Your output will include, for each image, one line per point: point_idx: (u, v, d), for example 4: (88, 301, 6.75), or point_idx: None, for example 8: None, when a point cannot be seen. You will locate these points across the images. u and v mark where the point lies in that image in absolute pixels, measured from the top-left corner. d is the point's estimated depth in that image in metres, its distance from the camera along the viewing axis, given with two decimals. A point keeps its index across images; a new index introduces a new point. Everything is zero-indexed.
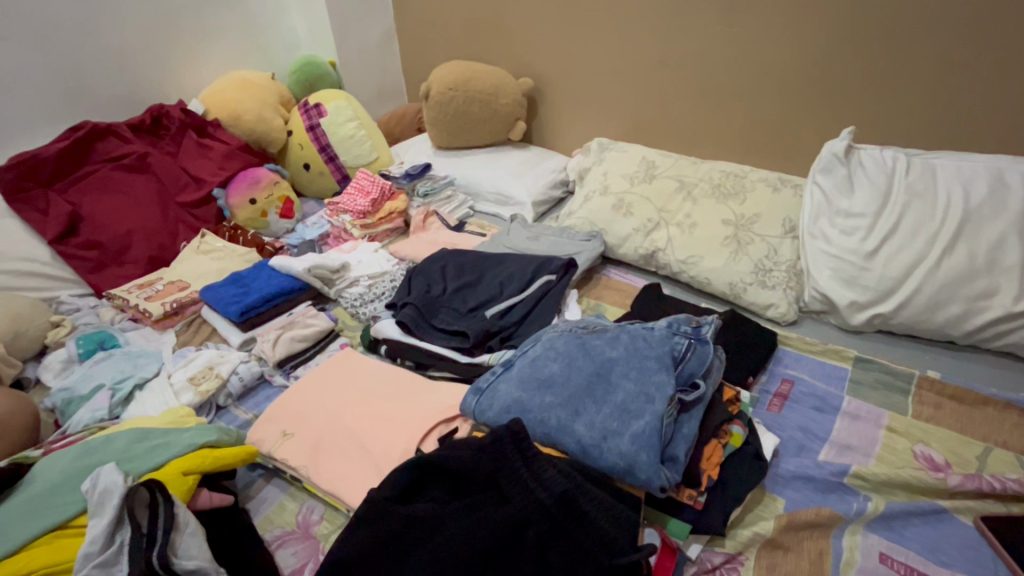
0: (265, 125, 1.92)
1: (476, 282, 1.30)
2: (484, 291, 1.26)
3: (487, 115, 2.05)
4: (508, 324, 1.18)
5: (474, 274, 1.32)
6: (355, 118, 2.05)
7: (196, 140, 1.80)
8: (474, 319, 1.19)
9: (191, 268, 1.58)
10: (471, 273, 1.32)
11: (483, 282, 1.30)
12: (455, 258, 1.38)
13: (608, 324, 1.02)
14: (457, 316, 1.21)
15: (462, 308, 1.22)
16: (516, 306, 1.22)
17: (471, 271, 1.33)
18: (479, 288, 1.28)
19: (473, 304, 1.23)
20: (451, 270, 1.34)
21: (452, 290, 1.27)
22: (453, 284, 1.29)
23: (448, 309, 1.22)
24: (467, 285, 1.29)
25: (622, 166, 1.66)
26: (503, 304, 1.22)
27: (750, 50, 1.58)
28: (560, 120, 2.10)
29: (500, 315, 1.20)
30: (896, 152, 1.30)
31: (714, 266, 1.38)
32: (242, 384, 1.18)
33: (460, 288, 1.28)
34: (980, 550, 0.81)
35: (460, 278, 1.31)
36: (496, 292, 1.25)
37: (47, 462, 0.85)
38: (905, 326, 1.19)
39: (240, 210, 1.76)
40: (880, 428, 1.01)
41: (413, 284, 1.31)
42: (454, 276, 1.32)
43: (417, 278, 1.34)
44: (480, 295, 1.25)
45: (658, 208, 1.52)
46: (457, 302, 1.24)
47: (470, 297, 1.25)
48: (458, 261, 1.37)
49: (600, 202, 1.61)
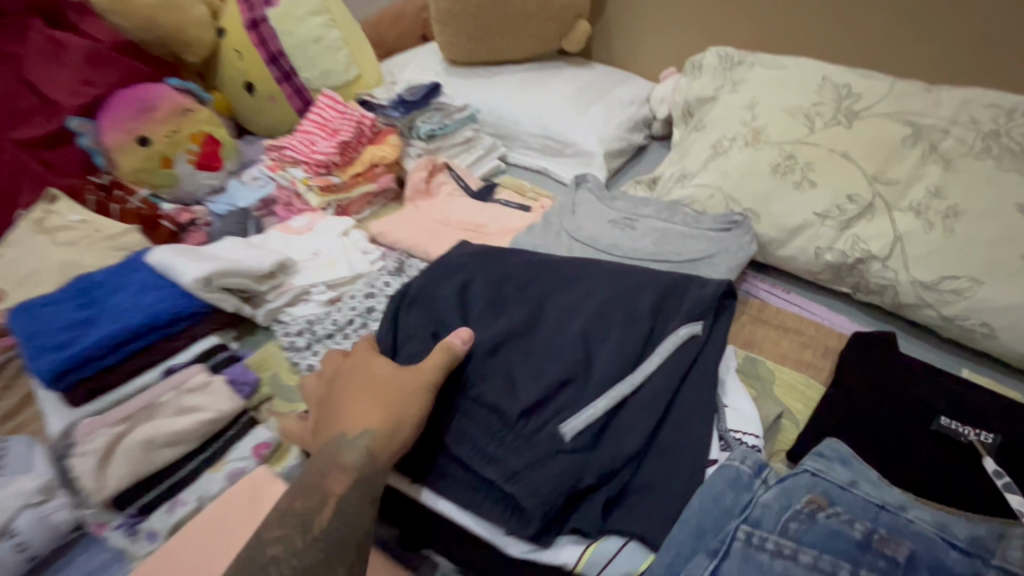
0: (178, 12, 1.14)
1: (533, 343, 0.63)
2: (553, 369, 0.59)
3: (531, 7, 1.27)
4: (610, 471, 0.53)
5: (528, 321, 0.64)
6: (324, 11, 1.31)
7: (44, 32, 1.06)
8: (534, 451, 0.53)
9: (20, 258, 0.90)
10: (522, 316, 0.65)
11: (547, 342, 0.62)
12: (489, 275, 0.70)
13: (950, 549, 0.42)
14: (497, 436, 0.55)
15: (508, 413, 0.56)
16: (624, 420, 0.56)
17: (522, 310, 0.66)
18: (540, 358, 0.61)
19: (529, 403, 0.56)
20: (481, 302, 0.66)
21: (481, 358, 0.60)
22: (486, 342, 0.61)
23: (474, 416, 0.57)
24: (515, 347, 0.62)
25: (785, 92, 0.92)
26: (597, 413, 0.56)
27: None
28: (642, 17, 1.30)
29: (592, 442, 0.54)
30: None
31: (1007, 303, 0.68)
32: (27, 557, 0.55)
33: (501, 354, 0.61)
34: None
35: (499, 327, 0.63)
36: (578, 376, 0.59)
37: None
38: None
39: (123, 157, 1.05)
40: None
41: (401, 336, 0.64)
42: (488, 319, 0.64)
43: (410, 312, 0.67)
44: (544, 381, 0.58)
45: (870, 175, 0.80)
46: (495, 395, 0.57)
47: (523, 381, 0.58)
48: (494, 282, 0.69)
49: (744, 157, 0.89)
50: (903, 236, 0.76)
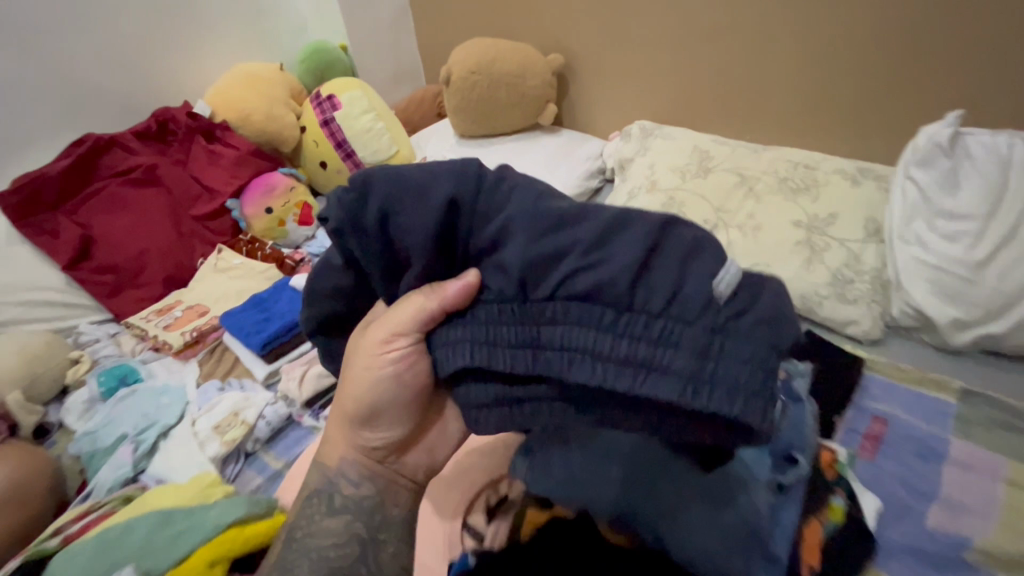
0: (277, 124, 1.75)
1: (573, 219, 0.56)
2: (627, 240, 0.54)
3: (515, 100, 1.83)
4: (743, 330, 0.50)
5: (539, 195, 0.59)
6: (371, 109, 1.82)
7: (205, 146, 1.65)
8: (684, 329, 0.51)
9: (211, 288, 1.49)
10: (523, 194, 0.59)
11: (580, 204, 0.58)
12: (405, 177, 0.59)
13: None
14: (621, 329, 0.53)
15: (616, 297, 0.53)
16: (716, 264, 0.52)
17: (511, 192, 0.59)
18: (597, 223, 0.56)
19: (621, 285, 0.53)
20: (443, 203, 0.58)
21: (516, 237, 0.57)
22: (516, 240, 0.57)
23: (569, 313, 0.55)
24: (550, 229, 0.56)
25: (671, 157, 1.48)
26: (704, 268, 0.52)
27: (831, 8, 1.29)
28: (593, 100, 1.87)
29: (729, 288, 0.52)
30: (1011, 137, 1.07)
31: (783, 276, 1.20)
32: (270, 428, 1.10)
33: (548, 244, 0.56)
34: None
35: (495, 204, 0.59)
36: (665, 220, 0.55)
37: (67, 555, 0.74)
38: (1019, 349, 1.02)
39: (257, 221, 1.64)
40: (997, 483, 0.87)
41: (401, 240, 0.61)
42: (459, 194, 0.59)
43: (398, 215, 0.59)
44: (623, 243, 0.54)
45: (715, 208, 1.33)
46: (580, 280, 0.54)
47: (591, 263, 0.54)
48: (425, 178, 0.59)
49: (647, 200, 1.43)
50: (735, 242, 1.28)
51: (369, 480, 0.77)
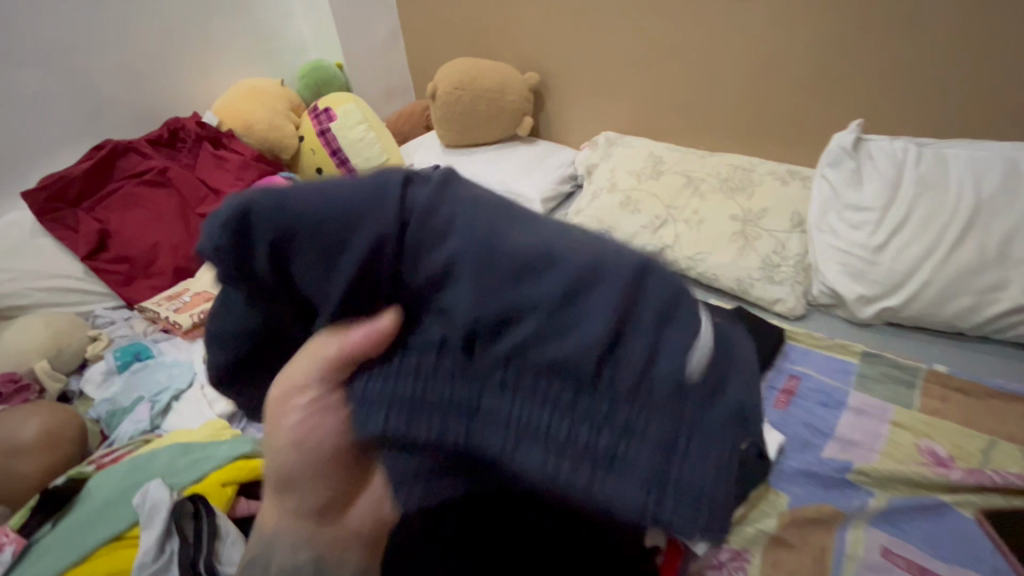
0: (277, 133, 1.92)
1: (534, 262, 0.42)
2: (600, 301, 0.41)
3: (494, 112, 2.02)
4: (710, 419, 0.42)
5: (492, 223, 0.44)
6: (364, 121, 1.98)
7: (211, 151, 1.82)
8: (650, 416, 0.41)
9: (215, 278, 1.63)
10: (473, 226, 0.43)
11: (545, 233, 0.44)
12: (304, 207, 0.43)
13: None
14: (580, 409, 0.42)
15: (582, 375, 0.42)
16: (690, 334, 0.41)
17: (457, 221, 0.44)
18: (567, 273, 0.41)
19: (584, 360, 0.41)
20: (362, 246, 0.43)
21: (460, 291, 0.43)
22: (457, 286, 0.43)
23: (522, 387, 0.43)
24: (505, 279, 0.42)
25: (629, 161, 1.67)
26: (678, 344, 0.41)
27: (762, 36, 1.53)
28: (565, 114, 2.08)
29: (699, 369, 0.41)
30: (905, 142, 1.27)
31: (722, 262, 1.38)
32: None
33: (499, 301, 0.42)
34: (977, 543, 0.84)
35: (433, 242, 0.43)
36: (642, 270, 0.42)
37: (101, 478, 0.86)
38: (915, 319, 1.19)
39: None
40: (884, 423, 1.04)
41: (307, 283, 0.46)
42: (376, 227, 0.43)
43: (297, 255, 0.44)
44: (600, 303, 0.41)
45: (666, 205, 1.51)
46: (539, 348, 0.42)
47: (550, 329, 0.41)
48: (338, 214, 0.43)
49: (608, 199, 1.61)
50: (682, 234, 1.45)
51: (304, 545, 0.55)
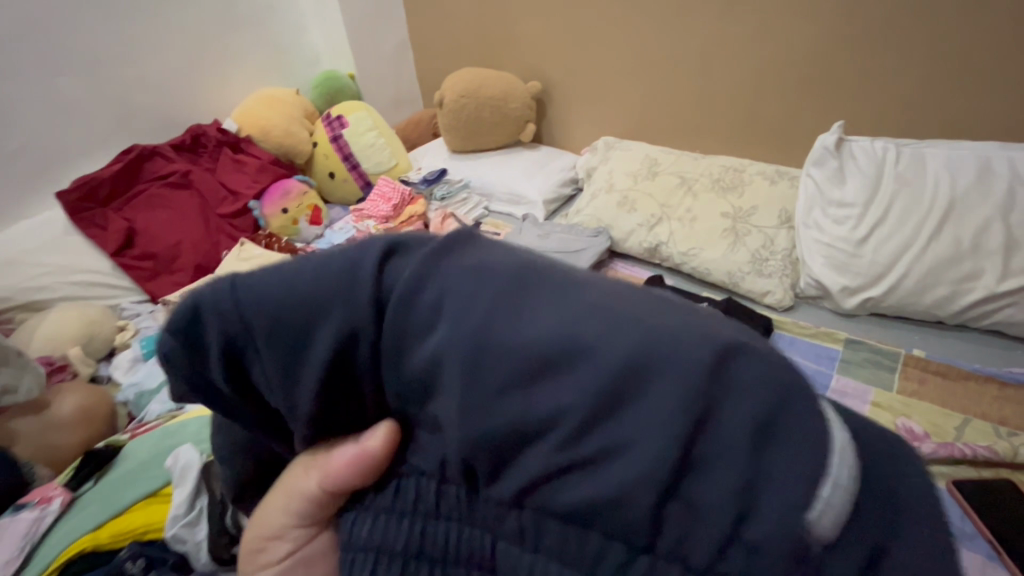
0: (293, 139, 2.02)
1: (567, 362, 0.31)
2: (649, 412, 0.30)
3: (498, 119, 2.11)
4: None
5: (503, 299, 0.33)
6: (374, 128, 2.09)
7: (231, 155, 1.93)
8: (735, 557, 0.29)
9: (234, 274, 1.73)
10: (478, 314, 0.33)
11: (577, 313, 0.32)
12: (259, 301, 0.36)
13: None
14: (636, 547, 0.31)
15: (627, 521, 0.31)
16: (804, 455, 0.28)
17: (452, 310, 0.34)
18: (594, 382, 0.31)
19: (635, 490, 0.30)
20: (322, 352, 0.35)
21: (460, 397, 0.33)
22: (449, 385, 0.34)
23: (548, 526, 0.33)
24: (522, 387, 0.32)
25: (626, 164, 1.75)
26: (786, 479, 0.28)
27: (751, 45, 1.61)
28: (566, 121, 2.17)
29: (831, 521, 0.27)
30: (885, 142, 1.34)
31: (714, 257, 1.45)
32: None
33: (513, 411, 0.32)
34: (948, 510, 0.89)
35: (416, 338, 0.35)
36: (720, 358, 0.30)
37: (135, 443, 0.95)
38: (896, 309, 1.26)
39: (274, 220, 1.89)
40: (865, 404, 1.10)
41: (267, 386, 0.38)
42: (340, 320, 0.35)
43: (251, 359, 0.37)
44: (645, 421, 0.30)
45: (660, 204, 1.59)
46: (565, 480, 0.32)
47: (583, 456, 0.31)
48: (293, 306, 0.35)
49: (605, 199, 1.69)
50: (676, 231, 1.53)
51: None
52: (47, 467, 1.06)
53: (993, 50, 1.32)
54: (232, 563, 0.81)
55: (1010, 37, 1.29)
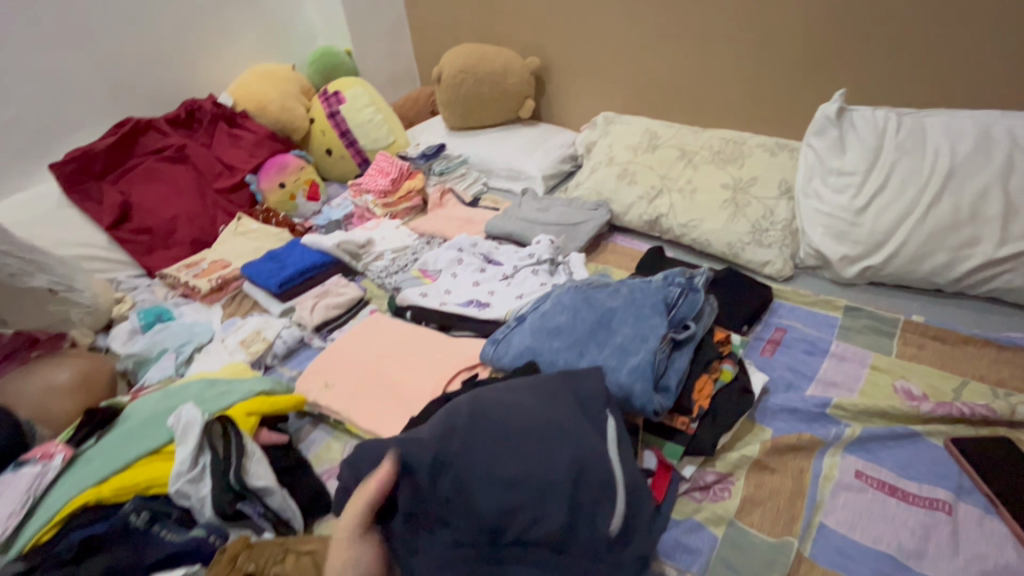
0: (289, 114, 2.00)
1: (523, 479, 0.71)
2: (560, 498, 0.70)
3: (497, 95, 2.09)
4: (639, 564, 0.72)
5: (501, 431, 0.76)
6: (372, 104, 2.07)
7: (227, 130, 1.91)
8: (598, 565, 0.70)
9: (231, 248, 1.71)
10: (481, 436, 0.75)
11: (530, 445, 0.75)
12: (399, 438, 0.75)
13: (630, 278, 1.12)
14: (561, 569, 0.68)
15: (548, 545, 0.69)
16: (613, 510, 0.73)
17: (477, 437, 0.74)
18: (542, 484, 0.71)
19: (555, 532, 0.69)
20: (423, 459, 0.72)
21: (478, 494, 0.70)
22: (477, 482, 0.71)
23: (523, 554, 0.69)
24: (507, 485, 0.70)
25: (626, 137, 1.74)
26: (599, 513, 0.72)
27: (753, 16, 1.60)
28: (565, 98, 2.15)
29: (610, 527, 0.72)
30: (887, 111, 1.34)
31: (714, 228, 1.45)
32: (286, 346, 1.32)
33: (508, 496, 0.70)
34: (947, 466, 0.90)
35: (469, 478, 0.71)
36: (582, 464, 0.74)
37: (138, 403, 0.97)
38: (895, 277, 1.26)
39: (271, 195, 1.87)
40: (864, 367, 1.11)
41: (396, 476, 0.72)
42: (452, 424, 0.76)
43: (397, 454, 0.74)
44: (559, 502, 0.70)
45: (660, 176, 1.59)
46: (532, 527, 0.69)
47: (537, 531, 0.69)
48: (423, 438, 0.74)
49: (605, 172, 1.69)
50: (677, 203, 1.52)
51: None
52: (48, 430, 1.06)
53: (996, 17, 1.31)
54: (237, 521, 0.82)
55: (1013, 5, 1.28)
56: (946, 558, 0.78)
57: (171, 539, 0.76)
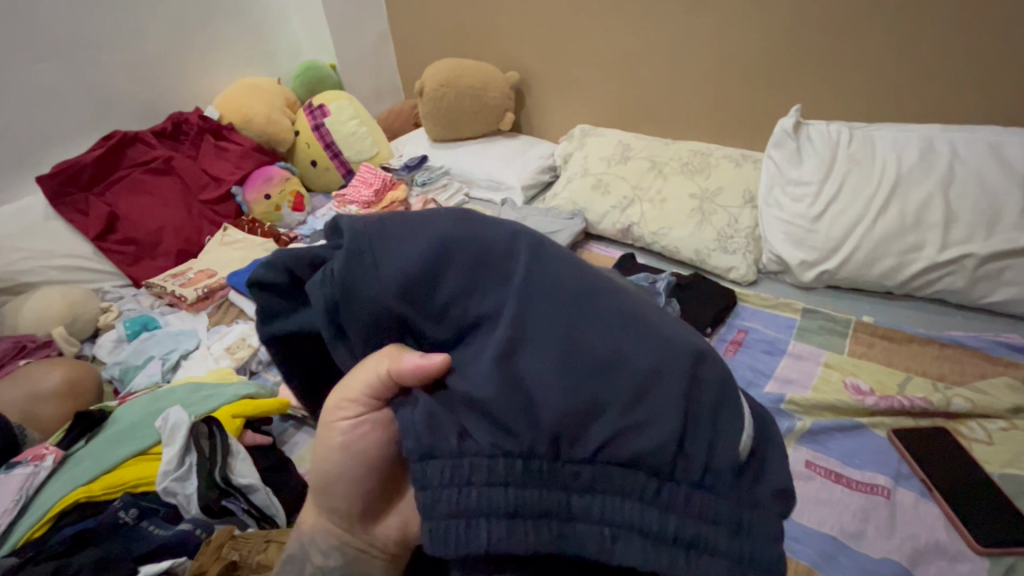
0: (274, 127, 2.05)
1: (609, 360, 0.44)
2: (671, 391, 0.43)
3: (477, 108, 2.16)
4: (774, 503, 0.44)
5: (572, 290, 0.46)
6: (356, 116, 2.12)
7: (213, 142, 1.95)
8: (718, 502, 0.43)
9: (217, 258, 1.75)
10: (549, 292, 0.46)
11: (618, 310, 0.46)
12: (392, 265, 0.48)
13: None
14: (657, 508, 0.43)
15: (661, 464, 0.43)
16: (739, 420, 0.45)
17: (538, 292, 0.46)
18: (638, 368, 0.44)
19: (662, 454, 0.42)
20: (435, 309, 0.49)
21: (531, 379, 0.45)
22: (534, 356, 0.45)
23: (604, 477, 0.44)
24: (586, 368, 0.44)
25: (601, 149, 1.82)
26: (735, 430, 0.44)
27: (716, 35, 1.68)
28: (544, 111, 2.23)
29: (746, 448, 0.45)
30: (840, 125, 1.43)
31: (682, 235, 1.52)
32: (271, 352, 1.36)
33: (581, 389, 0.44)
34: (888, 455, 0.97)
35: (519, 349, 0.45)
36: (698, 351, 0.46)
37: (126, 407, 1.01)
38: (849, 280, 1.34)
39: (256, 205, 1.91)
40: (818, 364, 1.18)
41: (379, 318, 0.50)
42: (462, 254, 0.47)
43: (372, 290, 0.49)
44: (666, 399, 0.43)
45: (632, 186, 1.66)
46: (619, 441, 0.43)
47: (628, 425, 0.43)
48: (425, 265, 0.47)
49: (581, 182, 1.76)
50: (648, 212, 1.60)
51: (337, 549, 0.55)
52: (37, 434, 1.09)
53: (939, 38, 1.39)
54: (222, 517, 0.86)
55: (955, 25, 1.36)
56: (883, 538, 0.85)
57: (157, 534, 0.80)
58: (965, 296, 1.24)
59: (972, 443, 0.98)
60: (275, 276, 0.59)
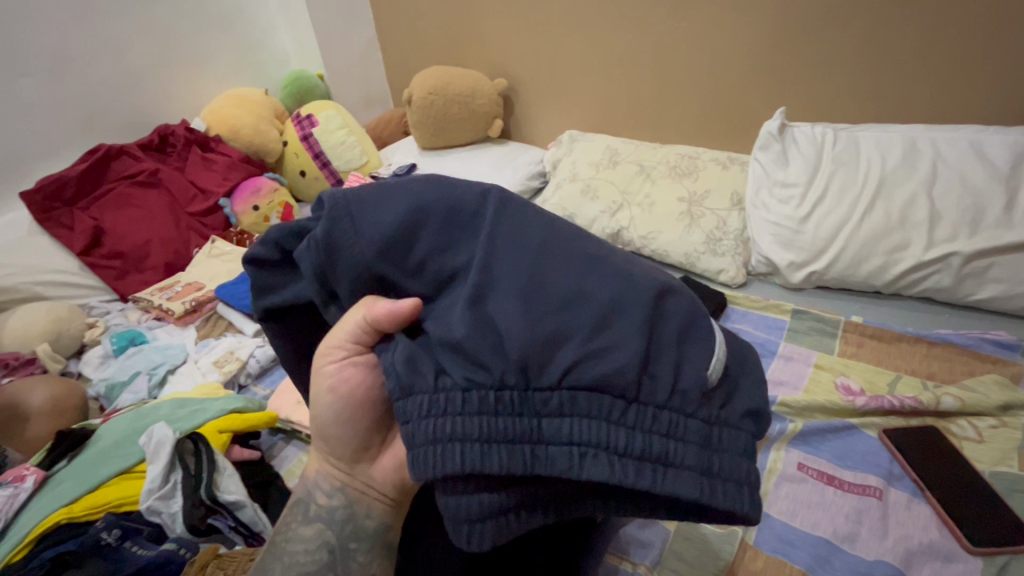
0: (262, 137, 2.03)
1: (571, 295, 0.47)
2: (633, 319, 0.46)
3: (466, 115, 2.15)
4: (738, 421, 0.48)
5: (537, 239, 0.50)
6: (345, 125, 2.10)
7: (200, 154, 1.94)
8: (682, 419, 0.46)
9: (206, 271, 1.73)
10: (512, 241, 0.50)
11: (580, 253, 0.50)
12: (369, 222, 0.51)
13: None
14: (625, 427, 0.45)
15: (627, 386, 0.45)
16: (707, 347, 0.48)
17: (505, 240, 0.50)
18: (601, 300, 0.47)
19: (627, 374, 0.45)
20: (410, 262, 0.52)
21: (500, 315, 0.47)
22: (503, 295, 0.48)
23: (575, 402, 0.45)
24: (550, 303, 0.47)
25: (589, 154, 1.82)
26: (699, 352, 0.48)
27: (701, 39, 1.70)
28: (532, 117, 2.24)
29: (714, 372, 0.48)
30: (824, 127, 1.45)
31: (671, 238, 1.52)
32: (260, 365, 1.35)
33: (548, 320, 0.46)
34: (880, 455, 0.97)
35: (489, 290, 0.48)
36: (662, 286, 0.49)
37: (109, 425, 0.99)
38: (838, 280, 1.35)
39: (245, 217, 1.90)
40: (808, 366, 1.18)
41: (362, 273, 0.53)
42: (435, 210, 0.51)
43: (353, 245, 0.51)
44: (630, 326, 0.46)
45: (621, 191, 1.66)
46: (585, 366, 0.45)
47: (592, 350, 0.45)
48: (401, 219, 0.51)
49: (569, 188, 1.75)
50: (636, 216, 1.60)
51: (339, 491, 0.60)
52: (19, 454, 1.07)
53: (920, 40, 1.41)
54: (208, 535, 0.85)
55: (936, 27, 1.37)
56: (876, 539, 0.85)
57: (142, 554, 0.78)
58: (951, 294, 1.25)
59: (962, 442, 0.99)
60: (268, 251, 0.60)
